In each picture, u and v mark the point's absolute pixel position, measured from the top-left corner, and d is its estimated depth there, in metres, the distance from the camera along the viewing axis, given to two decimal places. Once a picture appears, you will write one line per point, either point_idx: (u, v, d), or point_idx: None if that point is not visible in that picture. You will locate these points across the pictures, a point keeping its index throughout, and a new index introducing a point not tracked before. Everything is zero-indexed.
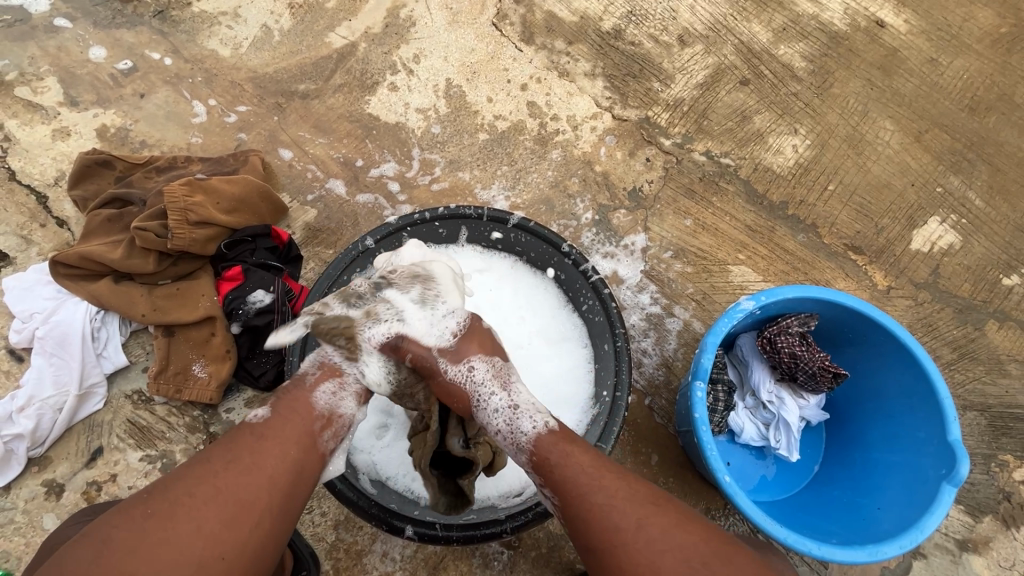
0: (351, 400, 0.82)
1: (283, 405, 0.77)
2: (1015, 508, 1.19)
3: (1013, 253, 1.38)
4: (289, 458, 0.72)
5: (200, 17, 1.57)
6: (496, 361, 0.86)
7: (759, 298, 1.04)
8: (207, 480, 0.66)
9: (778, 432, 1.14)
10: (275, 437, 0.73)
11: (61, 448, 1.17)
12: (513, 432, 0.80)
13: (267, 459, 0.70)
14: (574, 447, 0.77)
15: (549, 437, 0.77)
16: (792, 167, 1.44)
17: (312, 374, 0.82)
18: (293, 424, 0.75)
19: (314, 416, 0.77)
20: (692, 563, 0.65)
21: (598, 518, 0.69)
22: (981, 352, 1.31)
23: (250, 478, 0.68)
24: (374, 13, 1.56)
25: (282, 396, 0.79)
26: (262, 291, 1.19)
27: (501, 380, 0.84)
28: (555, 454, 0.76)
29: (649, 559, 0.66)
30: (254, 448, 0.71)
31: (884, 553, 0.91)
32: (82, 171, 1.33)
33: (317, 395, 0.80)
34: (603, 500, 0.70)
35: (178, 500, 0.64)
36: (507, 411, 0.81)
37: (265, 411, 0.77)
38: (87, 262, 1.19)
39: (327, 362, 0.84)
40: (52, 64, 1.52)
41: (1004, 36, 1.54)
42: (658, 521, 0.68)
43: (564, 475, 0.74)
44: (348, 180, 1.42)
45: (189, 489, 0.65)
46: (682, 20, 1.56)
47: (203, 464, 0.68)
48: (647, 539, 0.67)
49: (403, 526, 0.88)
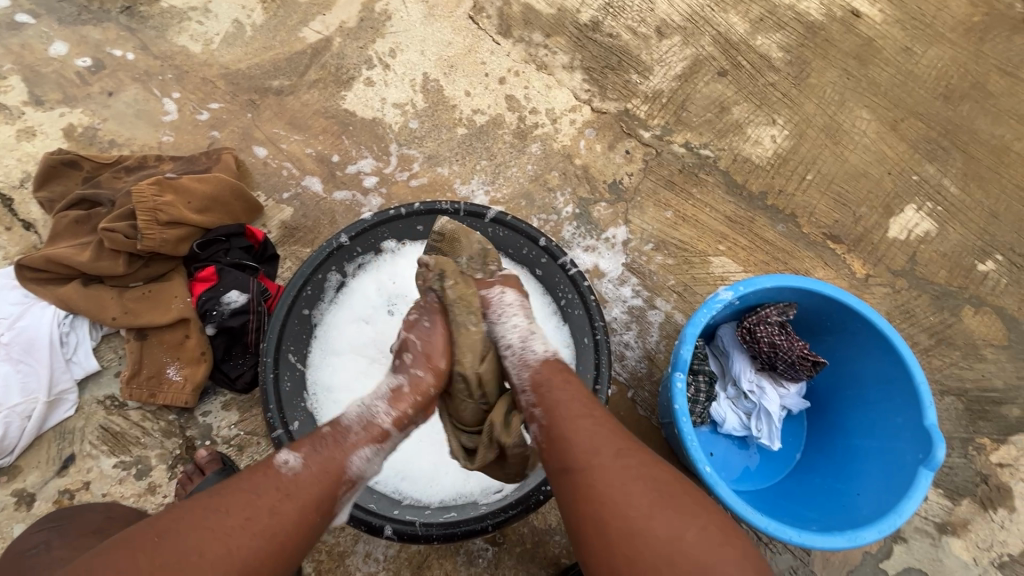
0: (381, 462, 0.80)
1: (317, 463, 0.74)
2: (992, 491, 1.21)
3: (988, 239, 1.40)
4: (304, 524, 0.70)
5: (169, 13, 1.53)
6: (526, 301, 0.97)
7: (738, 288, 1.04)
8: (220, 536, 0.64)
9: (760, 421, 1.14)
10: (299, 497, 0.71)
11: (31, 456, 1.14)
12: (524, 351, 0.88)
13: (286, 523, 0.68)
14: (570, 383, 0.82)
15: (555, 365, 0.85)
16: (771, 157, 1.45)
17: (354, 434, 0.79)
18: (318, 486, 0.73)
19: (342, 480, 0.75)
20: (665, 497, 0.68)
21: (580, 442, 0.73)
22: (958, 337, 1.32)
23: (263, 541, 0.66)
24: (348, 8, 1.54)
25: (315, 447, 0.76)
26: (237, 292, 1.16)
27: (524, 311, 0.94)
28: (553, 384, 0.82)
29: (622, 483, 0.69)
30: (274, 509, 0.68)
31: (864, 538, 0.92)
32: (48, 171, 1.29)
33: (352, 459, 0.77)
34: (588, 429, 0.74)
35: (189, 555, 0.62)
36: (524, 331, 0.91)
37: (296, 460, 0.74)
38: (55, 265, 1.17)
39: (371, 422, 0.80)
40: (16, 63, 1.48)
41: (976, 25, 1.55)
42: (637, 455, 0.72)
43: (558, 401, 0.78)
44: (324, 177, 1.40)
45: (201, 546, 0.63)
46: (660, 11, 1.56)
47: (217, 517, 0.66)
48: (625, 468, 0.70)
49: (382, 525, 0.87)
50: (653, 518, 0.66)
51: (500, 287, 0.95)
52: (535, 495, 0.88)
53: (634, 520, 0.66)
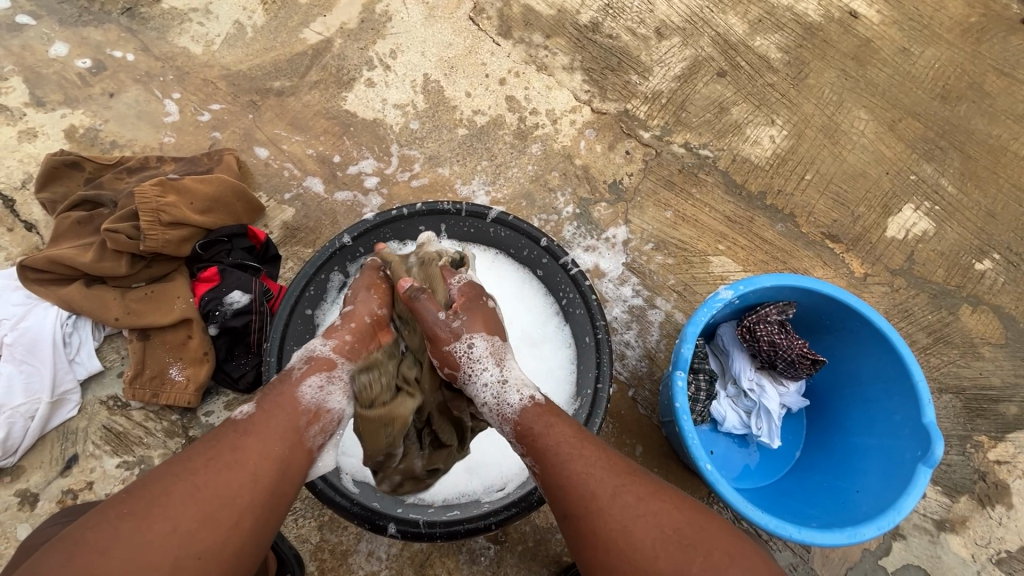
0: (339, 394, 0.84)
1: (271, 402, 0.78)
2: (990, 488, 1.22)
3: (985, 238, 1.41)
4: (270, 454, 0.72)
5: (170, 14, 1.54)
6: (496, 342, 0.91)
7: (738, 287, 1.05)
8: (187, 476, 0.66)
9: (760, 420, 1.15)
10: (259, 430, 0.74)
11: (34, 456, 1.14)
12: (500, 406, 0.84)
13: (251, 454, 0.71)
14: (556, 419, 0.80)
15: (534, 411, 0.81)
16: (770, 157, 1.46)
17: (298, 368, 0.83)
18: (278, 418, 0.76)
19: (299, 412, 0.78)
20: (665, 531, 0.67)
21: (575, 486, 0.72)
22: (956, 335, 1.33)
23: (231, 473, 0.68)
24: (349, 9, 1.54)
25: (268, 392, 0.80)
26: (240, 292, 1.16)
27: (496, 357, 0.89)
28: (538, 426, 0.79)
29: (622, 524, 0.68)
30: (236, 444, 0.71)
31: (864, 534, 0.93)
32: (50, 173, 1.29)
33: (303, 390, 0.80)
34: (581, 469, 0.73)
35: (157, 497, 0.64)
36: (497, 386, 0.86)
37: (250, 408, 0.77)
38: (58, 266, 1.17)
39: (313, 357, 0.86)
40: (17, 64, 1.48)
41: (973, 26, 1.56)
42: (634, 491, 0.71)
43: (546, 443, 0.77)
44: (326, 178, 1.40)
45: (170, 487, 0.65)
46: (659, 13, 1.56)
47: (180, 464, 0.68)
48: (623, 508, 0.69)
49: (385, 524, 0.88)
50: (659, 559, 0.65)
51: (466, 334, 0.90)
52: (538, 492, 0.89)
53: (640, 563, 0.66)
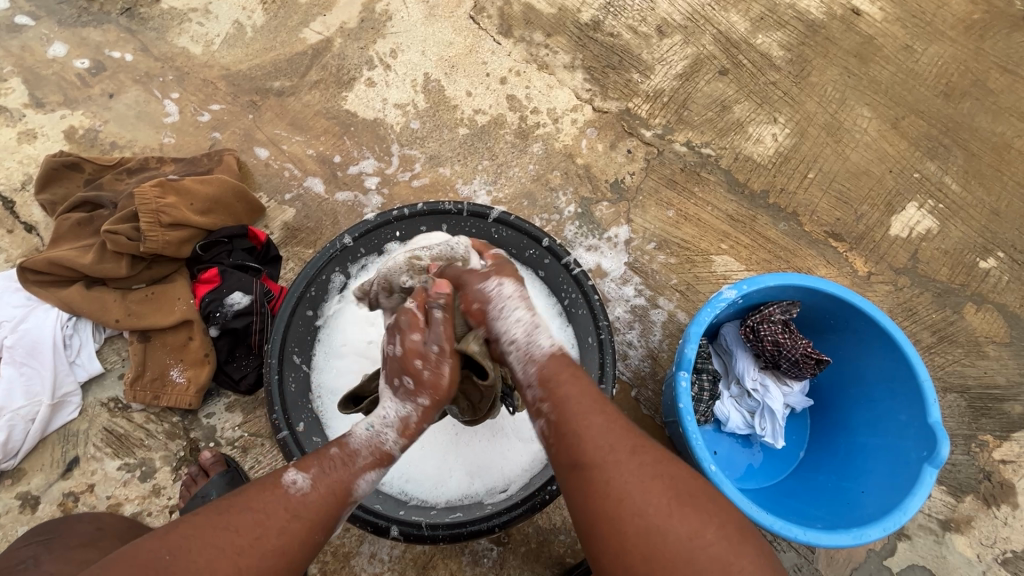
0: (382, 481, 0.78)
1: (326, 484, 0.72)
2: (995, 487, 1.21)
3: (989, 237, 1.40)
4: (309, 543, 0.69)
5: (170, 14, 1.53)
6: (524, 289, 0.84)
7: (741, 287, 1.04)
8: (231, 555, 0.63)
9: (763, 419, 1.14)
10: (307, 516, 0.69)
11: (35, 459, 1.14)
12: (528, 345, 0.78)
13: (293, 543, 0.67)
14: (578, 374, 0.78)
15: (562, 358, 0.77)
16: (772, 156, 1.45)
17: (362, 457, 0.75)
18: (327, 507, 0.71)
19: (347, 502, 0.73)
20: (682, 494, 0.65)
21: (593, 439, 0.69)
22: (960, 334, 1.33)
23: (272, 562, 0.65)
24: (349, 8, 1.54)
25: (324, 465, 0.74)
26: (241, 293, 1.16)
27: (524, 300, 0.82)
28: (562, 374, 0.76)
29: (638, 482, 0.66)
30: (283, 528, 0.67)
31: (869, 535, 0.92)
32: (49, 174, 1.29)
33: (359, 484, 0.74)
34: (600, 425, 0.71)
35: (201, 575, 0.61)
36: (528, 325, 0.79)
37: (304, 480, 0.72)
38: (58, 268, 1.16)
39: (380, 447, 0.76)
40: (16, 65, 1.47)
41: (976, 23, 1.56)
42: (651, 453, 0.69)
43: (568, 392, 0.74)
44: (326, 178, 1.39)
45: (211, 565, 0.62)
46: (661, 11, 1.56)
47: (228, 537, 0.64)
48: (639, 465, 0.67)
49: (388, 526, 0.87)
50: (672, 517, 0.63)
51: (495, 278, 0.83)
52: (540, 495, 0.88)
53: (652, 518, 0.63)
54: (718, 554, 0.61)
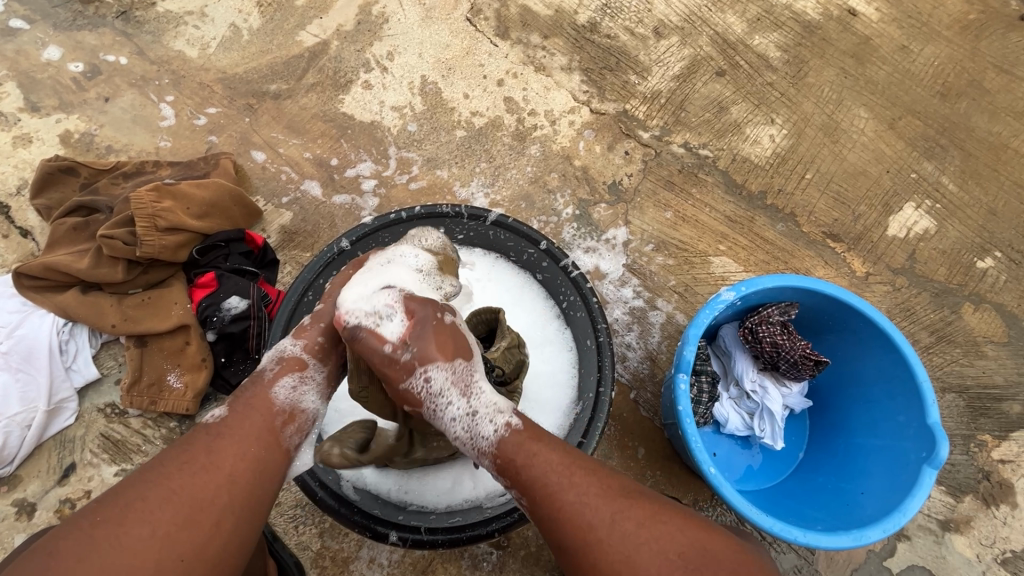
0: (312, 393, 0.80)
1: (241, 404, 0.75)
2: (994, 487, 1.21)
3: (986, 237, 1.40)
4: (244, 456, 0.69)
5: (165, 17, 1.53)
6: (458, 366, 0.78)
7: (739, 288, 1.04)
8: (162, 481, 0.63)
9: (762, 421, 1.14)
10: (234, 432, 0.71)
11: (31, 466, 1.13)
12: (472, 437, 0.76)
13: (226, 459, 0.67)
14: (539, 446, 0.73)
15: (514, 440, 0.74)
16: (770, 157, 1.45)
17: (270, 370, 0.79)
18: (252, 420, 0.73)
19: (274, 412, 0.75)
20: (670, 555, 0.63)
21: (572, 517, 0.67)
22: (958, 334, 1.33)
23: (207, 476, 0.65)
24: (345, 11, 1.53)
25: (238, 396, 0.77)
26: (237, 297, 1.15)
27: (461, 387, 0.78)
28: (520, 457, 0.72)
29: (624, 555, 0.64)
30: (210, 448, 0.68)
31: (869, 537, 0.92)
32: (45, 179, 1.28)
33: (275, 392, 0.76)
34: (575, 498, 0.68)
35: (131, 504, 0.61)
36: (466, 419, 0.77)
37: (222, 413, 0.74)
38: (53, 273, 1.16)
39: (283, 356, 0.81)
40: (11, 69, 1.47)
41: (972, 23, 1.56)
42: (633, 514, 0.66)
43: (535, 473, 0.71)
44: (323, 182, 1.39)
45: (145, 490, 0.62)
46: (657, 12, 1.56)
47: (152, 471, 0.65)
48: (623, 536, 0.65)
49: (386, 532, 0.89)
50: None
51: (421, 371, 0.77)
52: None
53: None
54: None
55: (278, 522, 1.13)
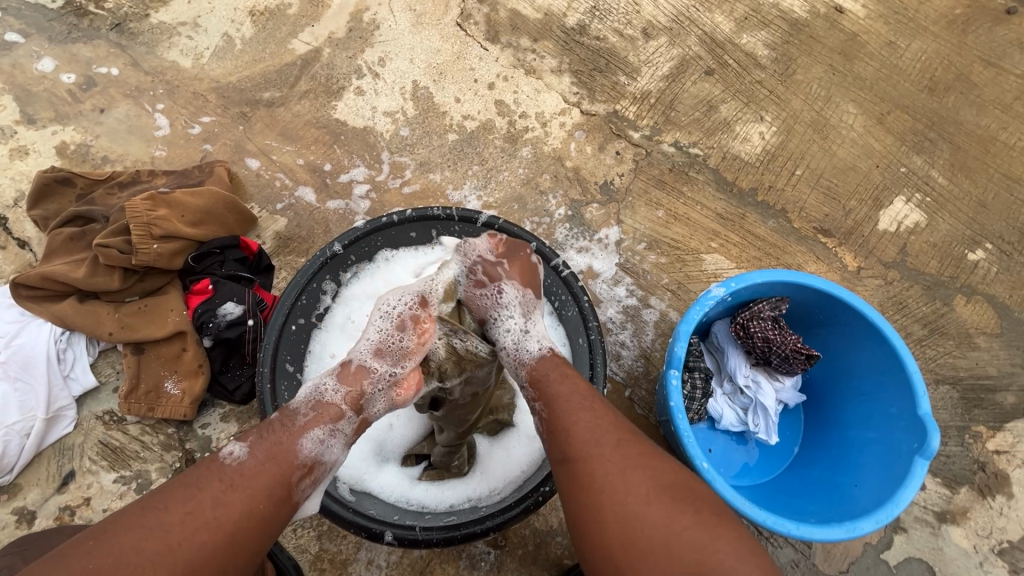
0: (338, 447, 0.76)
1: (263, 451, 0.69)
2: (990, 478, 1.22)
3: (977, 229, 1.41)
4: (252, 514, 0.65)
5: (158, 28, 1.54)
6: (528, 295, 0.88)
7: (729, 285, 1.06)
8: (160, 534, 0.59)
9: (756, 416, 1.15)
10: (246, 487, 0.66)
11: (31, 474, 1.14)
12: (518, 349, 0.83)
13: (231, 515, 0.63)
14: (564, 380, 0.79)
15: (551, 360, 0.81)
16: (760, 154, 1.46)
17: (302, 416, 0.74)
18: (269, 473, 0.68)
19: (295, 467, 0.70)
20: (661, 484, 0.66)
21: (579, 432, 0.71)
22: (951, 327, 1.33)
23: (208, 535, 0.61)
24: (337, 18, 1.55)
25: (264, 434, 0.72)
26: (233, 303, 1.16)
27: (526, 307, 0.86)
28: (554, 375, 0.79)
29: (620, 472, 0.67)
30: (218, 500, 0.63)
31: (862, 529, 0.93)
32: (42, 190, 1.29)
33: (304, 442, 0.72)
34: (585, 420, 0.72)
35: (126, 556, 0.57)
36: (518, 334, 0.84)
37: (242, 449, 0.69)
38: (51, 282, 1.17)
39: (321, 401, 0.77)
40: (7, 82, 1.48)
41: (958, 17, 1.57)
42: (636, 445, 0.70)
43: (555, 391, 0.76)
44: (317, 187, 1.40)
45: (138, 544, 0.58)
46: (646, 13, 1.57)
47: (155, 515, 0.61)
48: (623, 458, 0.68)
49: (382, 531, 0.87)
50: (650, 505, 0.64)
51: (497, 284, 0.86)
52: (535, 495, 0.88)
53: (631, 505, 0.64)
54: (696, 536, 0.62)
55: None
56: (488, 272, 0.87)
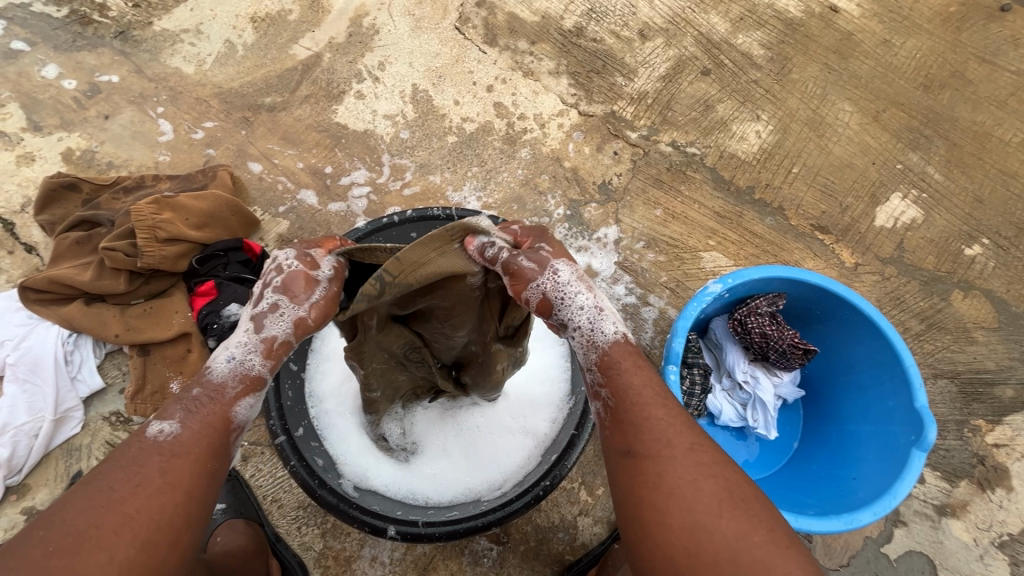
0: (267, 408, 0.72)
1: (197, 420, 0.64)
2: (990, 471, 1.22)
3: (973, 224, 1.42)
4: (205, 474, 0.62)
5: (162, 35, 1.57)
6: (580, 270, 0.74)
7: (726, 281, 1.07)
8: (113, 506, 0.56)
9: (756, 411, 1.16)
10: (189, 451, 0.61)
11: (39, 475, 1.15)
12: (592, 331, 0.70)
13: (183, 478, 0.60)
14: (638, 368, 0.69)
15: (625, 346, 0.70)
16: (756, 152, 1.47)
17: (232, 388, 0.66)
18: (207, 437, 0.63)
19: (231, 429, 0.66)
20: (734, 496, 0.60)
21: (650, 430, 0.64)
22: (949, 322, 1.34)
23: (165, 498, 0.58)
24: (337, 24, 1.57)
25: (190, 404, 0.65)
26: (237, 304, 1.18)
27: (585, 282, 0.72)
28: (627, 362, 0.69)
29: (693, 478, 0.61)
30: (165, 468, 0.59)
31: (860, 521, 0.93)
32: (48, 195, 1.31)
33: (236, 412, 0.66)
34: (661, 418, 0.65)
35: (85, 531, 0.54)
36: (593, 311, 0.70)
37: (173, 424, 0.62)
38: (58, 285, 1.19)
39: (246, 373, 0.68)
40: (13, 90, 1.51)
41: (953, 15, 1.58)
42: (710, 452, 0.63)
43: (629, 381, 0.68)
44: (319, 190, 1.42)
45: (92, 521, 0.55)
46: (642, 15, 1.59)
47: (102, 492, 0.56)
48: (696, 463, 0.62)
49: (385, 526, 0.89)
50: (722, 516, 0.58)
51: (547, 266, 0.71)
52: (536, 490, 0.90)
53: (700, 515, 0.58)
54: (766, 557, 0.56)
55: (281, 524, 1.14)
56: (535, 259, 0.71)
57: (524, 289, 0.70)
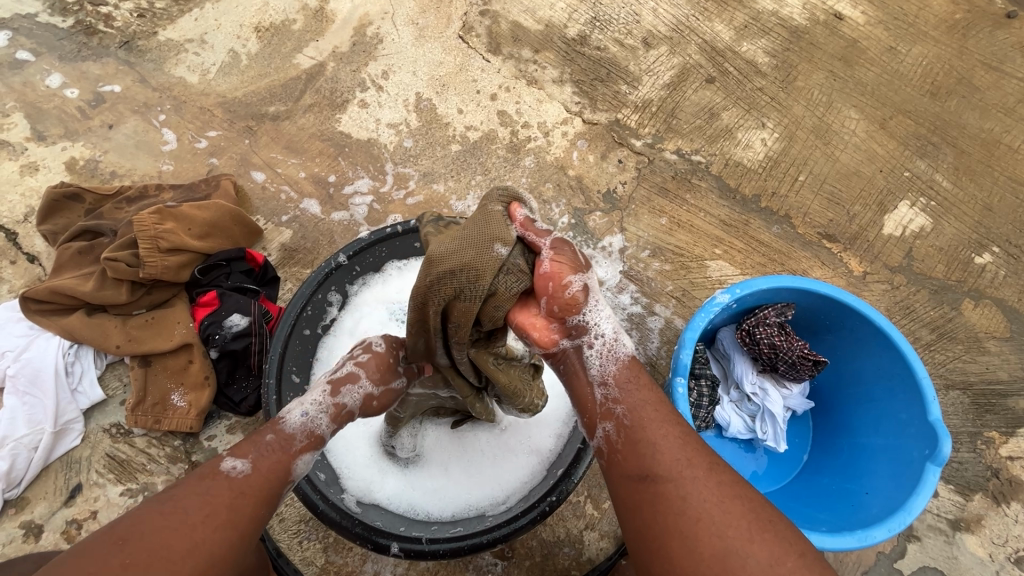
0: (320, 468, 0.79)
1: (265, 465, 0.70)
2: (1004, 485, 1.20)
3: (983, 232, 1.40)
4: (259, 518, 0.66)
5: (166, 45, 1.57)
6: None
7: (734, 291, 1.06)
8: (185, 531, 0.59)
9: (764, 424, 1.14)
10: (253, 493, 0.66)
11: (38, 488, 1.14)
12: (614, 344, 0.74)
13: (244, 517, 0.64)
14: (648, 390, 0.72)
15: (639, 364, 0.75)
16: (762, 160, 1.46)
17: (299, 441, 0.75)
18: (270, 484, 0.69)
19: (287, 480, 0.72)
20: (762, 519, 0.59)
21: (668, 450, 0.64)
22: (959, 331, 1.32)
23: (230, 534, 0.62)
24: (341, 33, 1.57)
25: (260, 449, 0.72)
26: (239, 315, 1.17)
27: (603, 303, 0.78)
28: (642, 381, 0.72)
29: (718, 500, 0.59)
30: (233, 503, 0.64)
31: (874, 538, 0.91)
32: (51, 205, 1.31)
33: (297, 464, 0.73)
34: (676, 438, 0.65)
35: (157, 552, 0.56)
36: (615, 324, 0.76)
37: (244, 464, 0.68)
38: (59, 296, 1.18)
39: (313, 430, 0.77)
40: (18, 100, 1.51)
41: (959, 22, 1.58)
42: (730, 474, 0.63)
43: (642, 401, 0.70)
44: (322, 200, 1.42)
45: (163, 543, 0.57)
46: (646, 23, 1.59)
47: (178, 516, 0.60)
48: (719, 484, 0.61)
49: (388, 543, 0.87)
50: (752, 541, 0.57)
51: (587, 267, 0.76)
52: (542, 505, 0.88)
53: (730, 539, 0.57)
54: None
55: (282, 538, 1.12)
56: (585, 258, 0.76)
57: (568, 273, 0.72)
